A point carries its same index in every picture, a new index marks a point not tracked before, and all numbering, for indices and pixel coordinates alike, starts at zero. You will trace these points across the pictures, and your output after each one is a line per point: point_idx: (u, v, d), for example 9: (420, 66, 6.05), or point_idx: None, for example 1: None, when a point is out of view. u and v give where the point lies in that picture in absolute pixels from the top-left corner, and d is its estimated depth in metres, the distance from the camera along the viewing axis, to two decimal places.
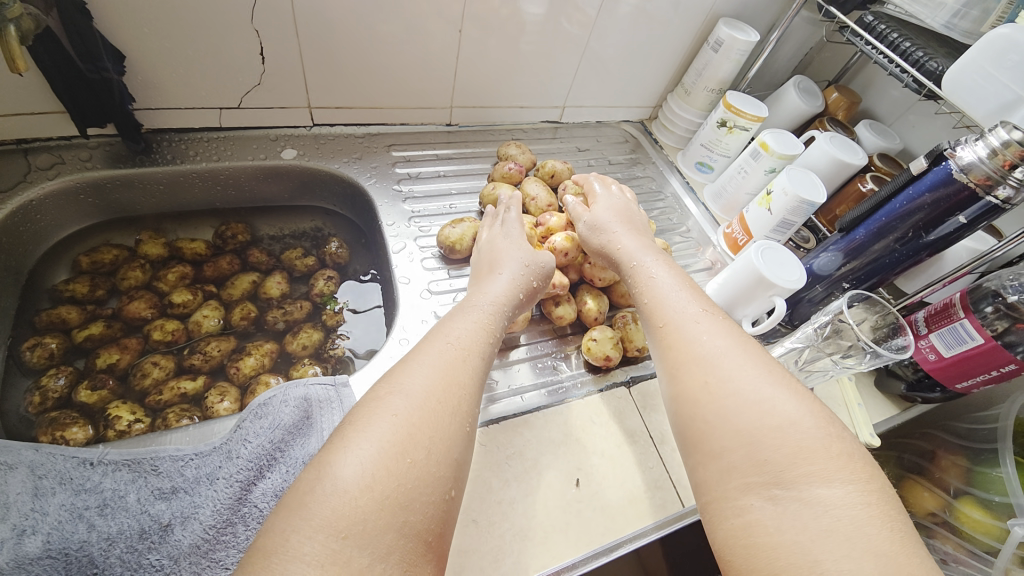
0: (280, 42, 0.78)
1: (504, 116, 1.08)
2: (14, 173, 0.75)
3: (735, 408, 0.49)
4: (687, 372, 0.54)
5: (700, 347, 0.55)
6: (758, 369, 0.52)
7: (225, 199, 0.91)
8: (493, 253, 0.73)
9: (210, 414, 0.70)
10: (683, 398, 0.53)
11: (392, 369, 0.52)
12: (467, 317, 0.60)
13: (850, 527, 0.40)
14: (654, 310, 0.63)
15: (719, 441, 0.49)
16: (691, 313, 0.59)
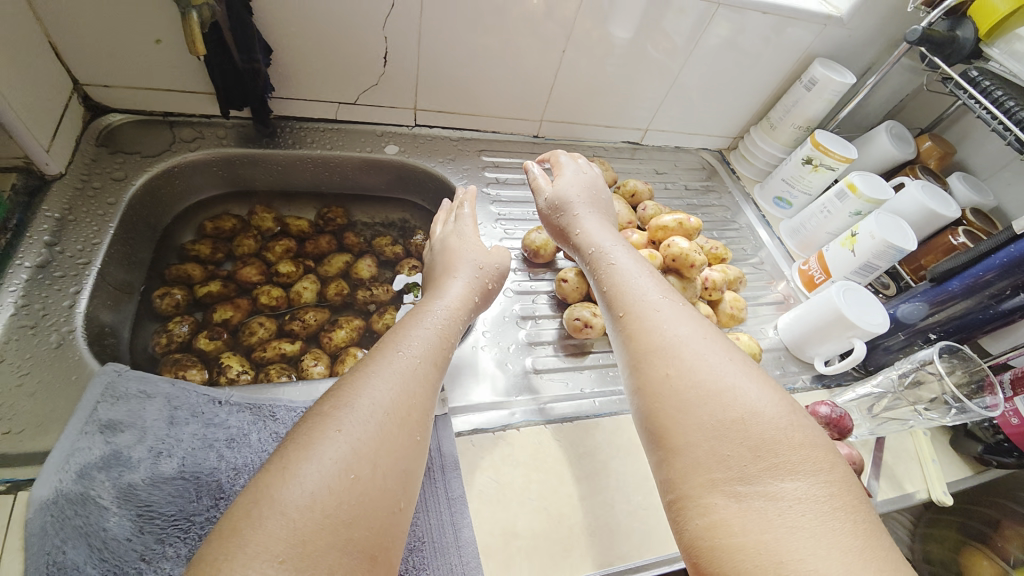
0: (402, 47, 0.86)
1: (589, 133, 1.13)
2: (161, 142, 0.84)
3: (699, 395, 0.49)
4: (653, 359, 0.54)
5: (666, 333, 0.56)
6: (721, 355, 0.53)
7: (327, 184, 0.98)
8: (447, 252, 0.76)
9: (302, 375, 0.77)
10: (648, 385, 0.53)
11: (358, 370, 0.50)
12: (428, 317, 0.61)
13: (816, 523, 0.39)
14: (618, 295, 0.63)
15: (684, 431, 0.48)
16: (651, 299, 0.60)
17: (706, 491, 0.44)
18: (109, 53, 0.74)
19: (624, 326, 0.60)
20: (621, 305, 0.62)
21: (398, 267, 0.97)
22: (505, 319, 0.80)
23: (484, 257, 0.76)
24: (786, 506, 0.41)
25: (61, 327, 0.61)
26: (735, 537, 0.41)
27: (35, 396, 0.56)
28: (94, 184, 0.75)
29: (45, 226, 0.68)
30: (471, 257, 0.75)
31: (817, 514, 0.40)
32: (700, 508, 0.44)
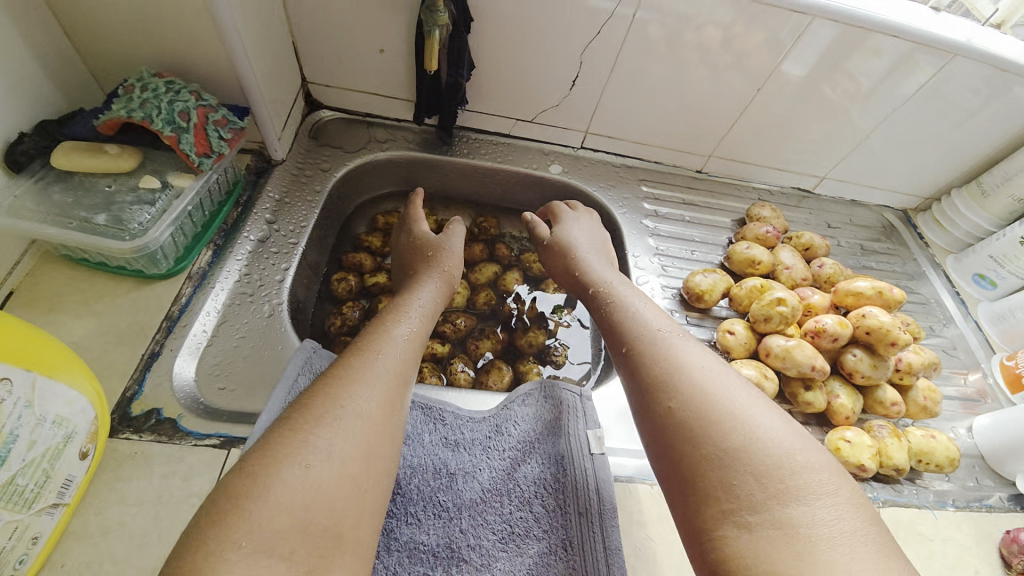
0: (593, 73, 0.85)
1: (757, 175, 1.04)
2: (360, 139, 0.91)
3: (710, 424, 0.48)
4: (661, 387, 0.53)
5: (666, 359, 0.54)
6: (741, 389, 0.52)
7: (488, 195, 1.02)
8: (417, 243, 0.77)
9: (451, 379, 0.79)
10: (658, 414, 0.51)
11: (342, 372, 0.49)
12: (404, 313, 0.60)
13: (827, 549, 0.39)
14: (614, 314, 0.64)
15: (693, 463, 0.47)
16: (659, 326, 0.60)
17: (718, 521, 0.43)
18: (336, 57, 0.82)
19: (628, 355, 0.58)
20: (625, 330, 0.61)
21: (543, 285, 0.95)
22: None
23: (449, 247, 0.76)
24: (810, 536, 0.40)
25: (271, 299, 0.68)
26: (756, 567, 0.40)
27: (246, 358, 0.62)
28: (306, 173, 0.83)
29: (267, 204, 0.76)
30: (455, 262, 0.74)
31: (842, 550, 0.39)
32: (713, 542, 0.43)
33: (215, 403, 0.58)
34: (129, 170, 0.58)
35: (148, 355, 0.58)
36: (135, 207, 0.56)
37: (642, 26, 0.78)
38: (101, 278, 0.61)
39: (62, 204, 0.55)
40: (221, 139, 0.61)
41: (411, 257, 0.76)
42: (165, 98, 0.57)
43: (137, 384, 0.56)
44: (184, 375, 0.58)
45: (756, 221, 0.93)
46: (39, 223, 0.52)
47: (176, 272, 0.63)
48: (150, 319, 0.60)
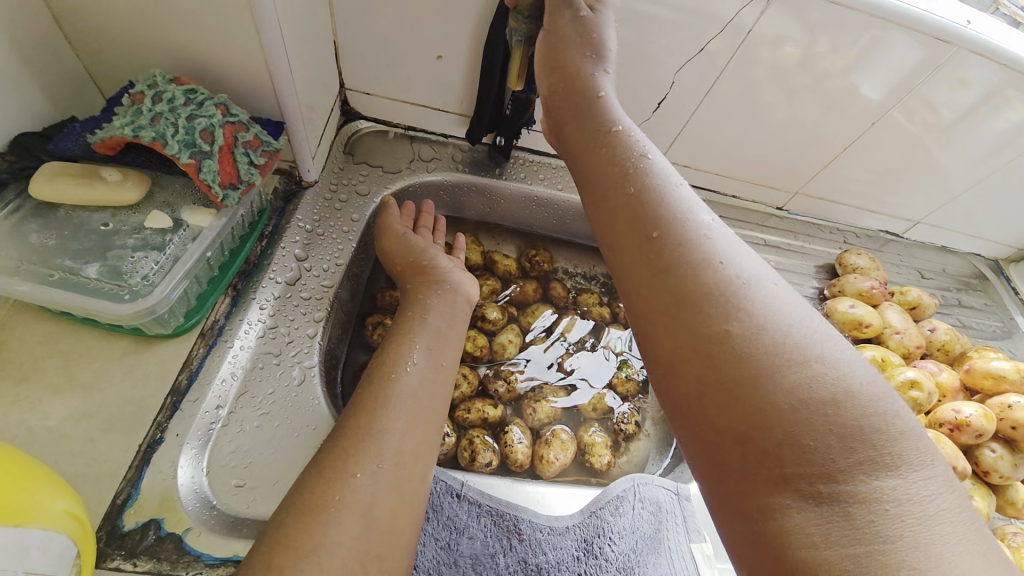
0: (685, 95, 0.71)
1: (844, 215, 0.90)
2: (402, 156, 0.78)
3: (778, 366, 0.33)
4: (698, 309, 0.36)
5: (710, 266, 0.37)
6: (808, 309, 0.37)
7: (541, 225, 0.87)
8: (390, 254, 0.65)
9: (506, 452, 0.66)
10: (697, 345, 0.35)
11: (343, 453, 0.44)
12: (410, 357, 0.52)
13: (932, 537, 0.28)
14: (638, 206, 0.41)
15: (739, 410, 0.33)
16: (699, 217, 0.41)
17: (774, 489, 0.31)
18: (384, 61, 0.69)
19: (634, 269, 0.40)
20: (648, 220, 0.40)
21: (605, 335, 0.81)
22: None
23: (439, 260, 0.64)
24: (911, 521, 0.29)
25: (301, 360, 0.55)
26: (829, 553, 0.29)
27: (272, 443, 0.49)
28: (340, 197, 0.70)
29: (296, 236, 0.63)
30: (451, 277, 0.63)
31: (947, 533, 0.28)
32: (767, 513, 0.31)
33: (234, 509, 0.45)
34: (131, 204, 0.46)
35: (147, 443, 0.45)
36: (138, 255, 0.43)
37: (758, 42, 0.64)
38: (88, 337, 0.47)
39: (41, 249, 0.41)
40: (250, 165, 0.48)
41: (394, 272, 0.66)
42: (184, 112, 0.44)
43: (133, 485, 0.43)
44: (192, 472, 0.45)
45: (853, 272, 0.81)
46: (8, 276, 0.39)
47: (186, 331, 0.50)
48: (151, 393, 0.47)
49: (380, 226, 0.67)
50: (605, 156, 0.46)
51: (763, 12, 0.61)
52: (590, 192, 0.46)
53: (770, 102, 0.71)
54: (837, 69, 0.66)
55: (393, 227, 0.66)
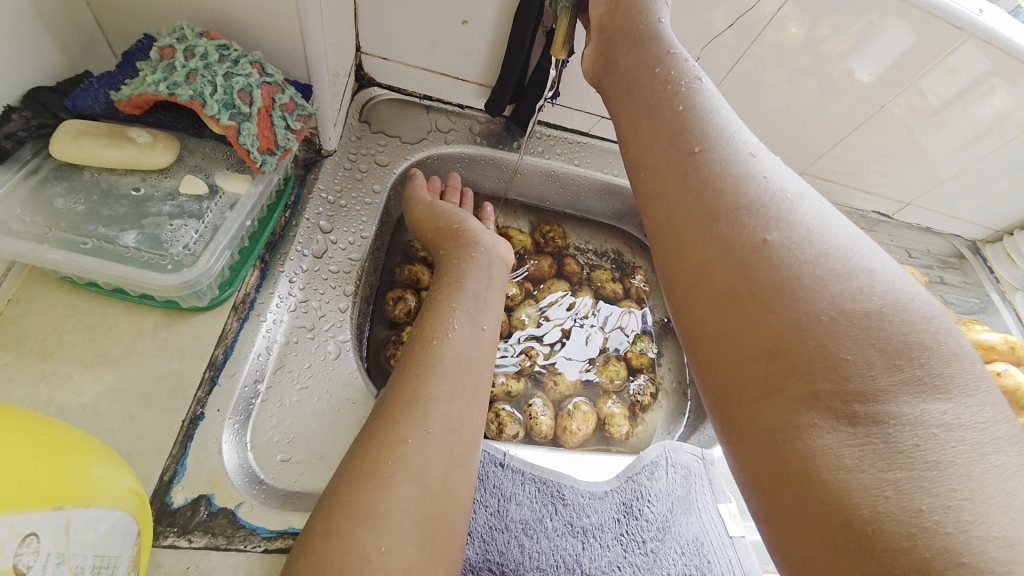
0: (705, 72, 0.71)
1: (842, 196, 0.94)
2: (419, 127, 0.75)
3: (820, 286, 0.31)
4: (736, 231, 0.34)
5: (751, 188, 0.35)
6: (855, 234, 0.34)
7: (555, 201, 0.86)
8: (418, 221, 0.62)
9: (530, 424, 0.67)
10: (732, 266, 0.33)
11: (391, 420, 0.41)
12: (451, 321, 0.48)
13: (988, 477, 0.25)
14: (681, 130, 0.39)
15: (766, 325, 0.31)
16: (746, 140, 0.38)
17: (801, 405, 0.29)
18: (406, 24, 0.66)
19: (668, 192, 0.38)
20: (692, 136, 0.38)
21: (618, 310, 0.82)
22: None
23: (468, 222, 0.60)
24: (955, 445, 0.26)
25: (335, 334, 0.53)
26: (863, 477, 0.27)
27: (314, 417, 0.48)
28: (360, 166, 0.67)
29: (320, 207, 0.60)
30: (484, 239, 0.58)
31: (1001, 467, 0.26)
32: (789, 432, 0.29)
33: (282, 483, 0.44)
34: (162, 168, 0.43)
35: (189, 419, 0.43)
36: (176, 223, 0.41)
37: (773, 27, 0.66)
38: (115, 308, 0.44)
39: (69, 215, 0.38)
40: (287, 129, 0.46)
41: (425, 239, 0.62)
42: (220, 70, 0.41)
43: (178, 461, 0.41)
44: (237, 447, 0.44)
45: None
46: (39, 243, 0.36)
47: (220, 304, 0.48)
48: (189, 368, 0.44)
49: (405, 194, 0.65)
50: (648, 81, 0.43)
51: (783, 4, 0.64)
52: (630, 113, 0.44)
53: (774, 83, 0.73)
54: (835, 52, 0.68)
55: (418, 195, 0.64)
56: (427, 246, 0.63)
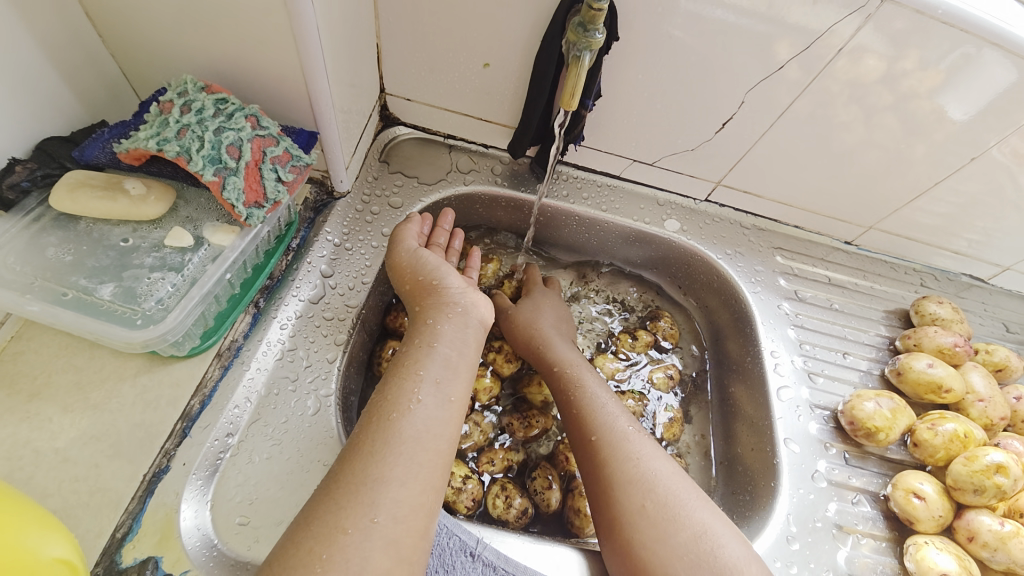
0: (753, 118, 0.63)
1: (924, 255, 0.80)
2: (438, 168, 0.71)
3: (643, 518, 0.48)
4: (604, 471, 0.51)
5: (618, 428, 0.53)
6: (689, 482, 0.51)
7: (580, 246, 0.80)
8: (397, 270, 0.57)
9: (539, 499, 0.61)
10: (607, 490, 0.50)
11: (335, 504, 0.39)
12: (416, 392, 0.46)
13: None
14: (575, 383, 0.59)
15: (634, 562, 0.47)
16: (620, 414, 0.56)
17: None
18: (426, 66, 0.63)
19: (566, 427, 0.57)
20: (589, 429, 0.54)
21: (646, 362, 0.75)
22: (818, 527, 0.59)
23: (451, 279, 0.56)
24: None
25: (318, 388, 0.52)
26: None
27: (280, 479, 0.46)
28: (372, 208, 0.65)
29: (323, 251, 0.59)
30: (463, 298, 0.55)
31: None
32: None
33: (234, 551, 0.42)
34: (154, 219, 0.44)
35: (153, 473, 0.43)
36: (154, 275, 0.42)
37: (847, 57, 0.55)
38: (104, 352, 0.46)
39: (57, 265, 0.41)
40: (278, 181, 0.46)
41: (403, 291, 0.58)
42: (211, 125, 0.43)
43: (133, 518, 0.41)
44: (196, 505, 0.43)
45: (932, 323, 0.72)
46: (21, 293, 0.39)
47: (201, 352, 0.48)
48: (160, 419, 0.45)
49: (391, 236, 0.60)
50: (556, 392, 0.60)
51: (861, 27, 0.52)
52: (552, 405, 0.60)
53: (846, 123, 0.62)
54: (924, 90, 0.56)
55: (407, 239, 0.59)
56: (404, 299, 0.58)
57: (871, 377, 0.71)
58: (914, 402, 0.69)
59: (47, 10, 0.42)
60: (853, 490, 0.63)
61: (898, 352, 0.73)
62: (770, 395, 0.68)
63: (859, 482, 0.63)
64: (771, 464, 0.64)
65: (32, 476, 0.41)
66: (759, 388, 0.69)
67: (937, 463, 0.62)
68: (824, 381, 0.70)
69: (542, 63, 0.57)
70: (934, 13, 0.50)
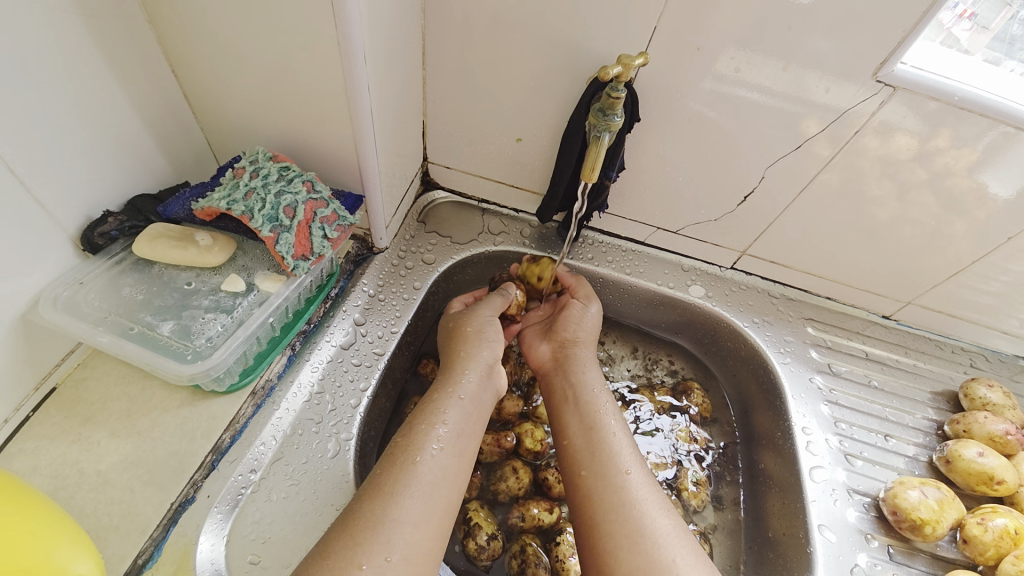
0: (777, 190, 0.65)
1: (974, 335, 0.75)
2: (471, 228, 0.76)
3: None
4: (605, 516, 0.49)
5: (637, 481, 0.52)
6: (701, 553, 0.48)
7: (602, 306, 0.81)
8: (450, 325, 0.62)
9: (559, 568, 0.58)
10: (615, 539, 0.48)
11: (350, 541, 0.40)
12: (437, 441, 0.49)
13: None
14: (601, 420, 0.57)
15: None
16: (641, 466, 0.54)
17: None
18: (465, 140, 0.70)
19: (573, 456, 0.55)
20: (620, 465, 0.52)
21: (674, 424, 0.74)
22: None
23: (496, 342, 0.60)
24: None
25: (338, 432, 0.54)
26: None
27: (294, 519, 0.48)
28: (406, 263, 0.70)
29: (358, 301, 0.63)
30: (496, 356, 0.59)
31: None
32: None
33: None
34: (215, 266, 0.50)
35: (179, 502, 0.46)
36: (207, 316, 0.48)
37: (874, 134, 0.56)
38: (153, 383, 0.51)
39: (129, 303, 0.47)
40: (324, 238, 0.51)
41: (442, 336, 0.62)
42: (274, 188, 0.49)
43: (155, 545, 0.44)
44: (213, 539, 0.45)
45: (983, 409, 0.67)
46: (95, 326, 0.45)
47: (238, 389, 0.51)
48: (194, 450, 0.48)
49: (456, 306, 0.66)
50: (576, 416, 0.58)
51: (884, 104, 0.54)
52: (571, 425, 0.57)
53: (878, 197, 0.62)
54: (960, 167, 0.57)
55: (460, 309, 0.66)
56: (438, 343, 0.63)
57: (918, 464, 0.66)
58: (965, 493, 0.64)
59: (155, 92, 0.51)
60: None
61: (947, 438, 0.68)
62: (803, 475, 0.64)
63: None
64: (805, 553, 0.59)
65: (72, 496, 0.44)
66: (791, 466, 0.65)
67: (987, 563, 0.58)
68: (863, 464, 0.65)
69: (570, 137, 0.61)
70: (951, 98, 0.52)
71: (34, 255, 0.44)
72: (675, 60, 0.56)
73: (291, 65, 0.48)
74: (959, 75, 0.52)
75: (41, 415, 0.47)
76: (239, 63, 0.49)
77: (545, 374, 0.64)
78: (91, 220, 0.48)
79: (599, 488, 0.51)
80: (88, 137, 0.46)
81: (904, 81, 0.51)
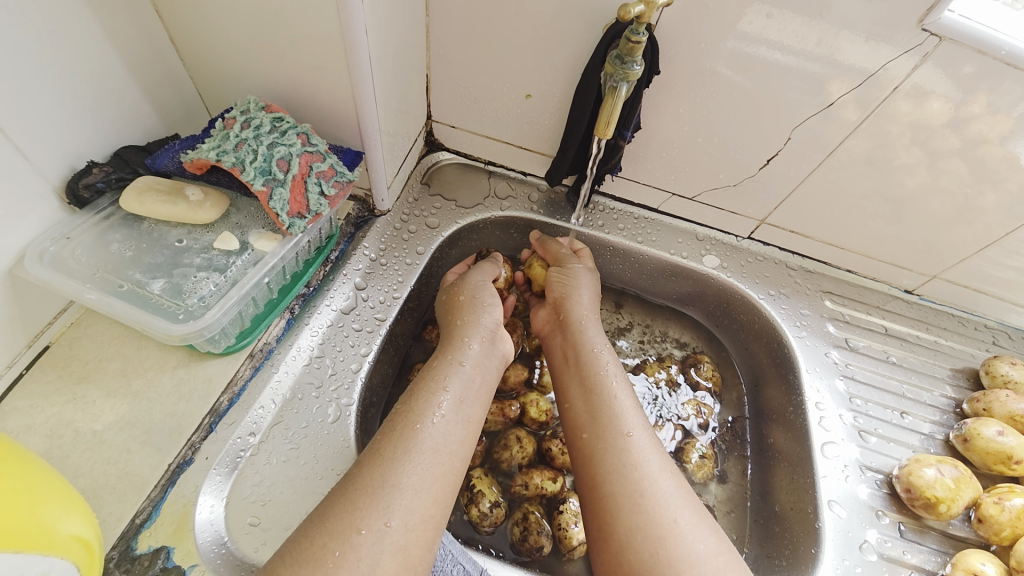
0: (801, 156, 0.60)
1: (1001, 312, 0.72)
2: (476, 191, 0.73)
3: (638, 540, 0.44)
4: (607, 477, 0.48)
5: (640, 443, 0.50)
6: (707, 518, 0.47)
7: (612, 276, 0.78)
8: (451, 293, 0.61)
9: (560, 536, 0.57)
10: (616, 499, 0.47)
11: (351, 505, 0.39)
12: (437, 407, 0.47)
13: None
14: (604, 381, 0.55)
15: None
16: (644, 427, 0.52)
17: None
18: (471, 96, 0.66)
19: (574, 418, 0.54)
20: (624, 426, 0.51)
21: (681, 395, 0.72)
22: None
23: (493, 312, 0.58)
24: None
25: (339, 397, 0.53)
26: None
27: (294, 482, 0.47)
28: (409, 227, 0.67)
29: (358, 264, 0.61)
30: (494, 322, 0.58)
31: None
32: None
33: (242, 551, 0.43)
34: (207, 223, 0.49)
35: (177, 463, 0.45)
36: (200, 275, 0.46)
37: (907, 97, 0.52)
38: (150, 343, 0.49)
39: (118, 260, 0.45)
40: (321, 195, 0.49)
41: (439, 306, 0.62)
42: (266, 140, 0.47)
43: (153, 506, 0.43)
44: (212, 500, 0.44)
45: (1004, 387, 0.65)
46: (82, 282, 0.43)
47: (235, 351, 0.50)
48: (191, 411, 0.47)
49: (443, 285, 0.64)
50: (581, 377, 0.56)
51: (917, 67, 0.49)
52: (575, 386, 0.56)
53: (908, 165, 0.58)
54: (995, 134, 0.52)
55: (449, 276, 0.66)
56: (438, 311, 0.62)
57: (934, 442, 0.64)
58: (980, 472, 0.63)
59: (136, 35, 0.47)
60: (908, 568, 0.56)
61: (965, 417, 0.66)
62: (813, 450, 0.62)
63: (915, 559, 0.57)
64: (813, 529, 0.58)
65: (67, 456, 0.43)
66: (801, 442, 0.63)
67: (1000, 542, 0.57)
68: (877, 441, 0.63)
69: (582, 95, 0.58)
70: (997, 53, 0.46)
71: (17, 208, 0.42)
72: (699, 7, 0.50)
73: (280, 5, 0.44)
74: (1013, 26, 0.46)
75: (35, 373, 0.46)
76: (226, 3, 0.45)
77: (547, 337, 0.63)
78: (75, 171, 0.46)
79: (601, 449, 0.50)
80: (69, 82, 0.43)
81: (952, 31, 0.46)
